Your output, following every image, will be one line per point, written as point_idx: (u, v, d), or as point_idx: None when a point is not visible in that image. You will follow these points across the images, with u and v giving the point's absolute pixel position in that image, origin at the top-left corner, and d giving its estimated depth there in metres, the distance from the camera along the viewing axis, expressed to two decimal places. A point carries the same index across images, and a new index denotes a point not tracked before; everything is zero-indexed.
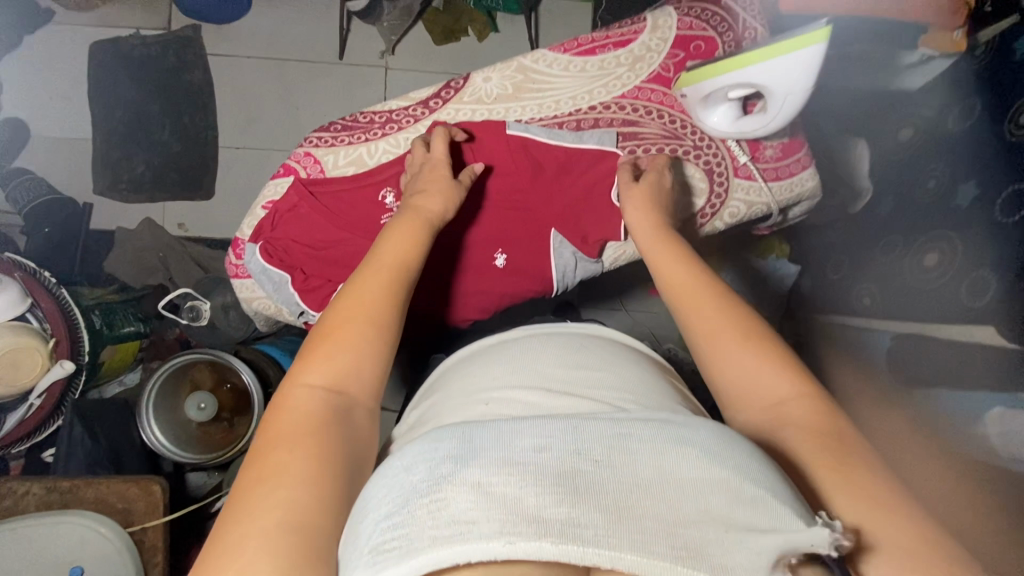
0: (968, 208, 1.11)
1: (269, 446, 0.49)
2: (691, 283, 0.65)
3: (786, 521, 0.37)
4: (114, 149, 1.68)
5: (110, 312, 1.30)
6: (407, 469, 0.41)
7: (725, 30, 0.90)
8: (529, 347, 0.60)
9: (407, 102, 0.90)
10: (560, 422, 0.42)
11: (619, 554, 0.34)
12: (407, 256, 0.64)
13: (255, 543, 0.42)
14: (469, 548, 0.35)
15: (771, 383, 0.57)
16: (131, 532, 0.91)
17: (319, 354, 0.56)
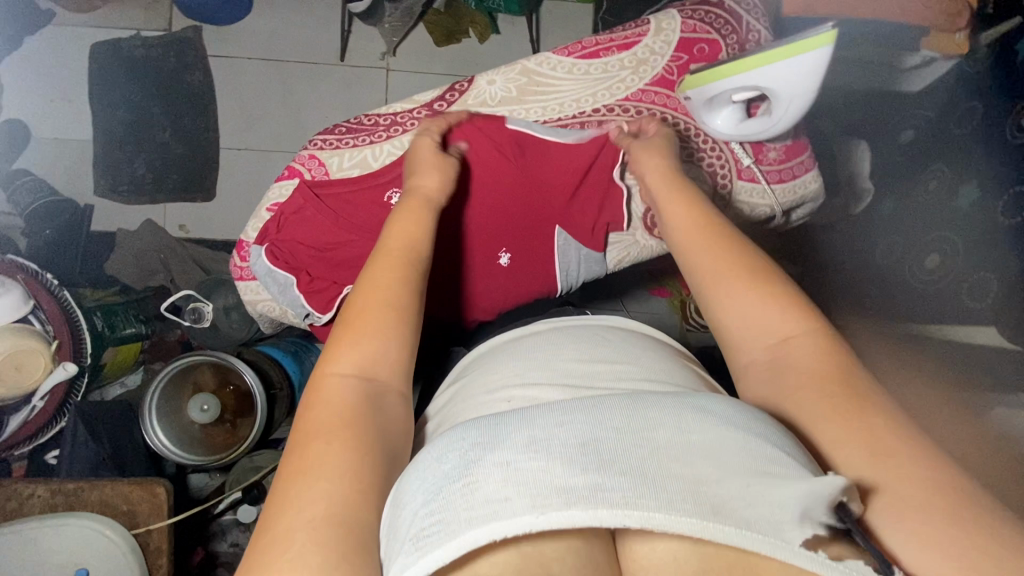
0: (969, 210, 1.17)
1: (302, 439, 0.48)
2: (700, 232, 0.64)
3: (796, 470, 0.38)
4: (115, 150, 1.68)
5: (111, 314, 1.31)
6: (437, 458, 0.40)
7: (729, 33, 0.91)
8: (547, 343, 0.61)
9: (411, 105, 0.89)
10: (577, 402, 0.41)
11: (648, 513, 0.34)
12: (414, 241, 0.65)
13: (301, 535, 0.41)
14: (506, 525, 0.34)
15: (775, 322, 0.55)
16: (136, 534, 0.91)
17: (344, 344, 0.55)
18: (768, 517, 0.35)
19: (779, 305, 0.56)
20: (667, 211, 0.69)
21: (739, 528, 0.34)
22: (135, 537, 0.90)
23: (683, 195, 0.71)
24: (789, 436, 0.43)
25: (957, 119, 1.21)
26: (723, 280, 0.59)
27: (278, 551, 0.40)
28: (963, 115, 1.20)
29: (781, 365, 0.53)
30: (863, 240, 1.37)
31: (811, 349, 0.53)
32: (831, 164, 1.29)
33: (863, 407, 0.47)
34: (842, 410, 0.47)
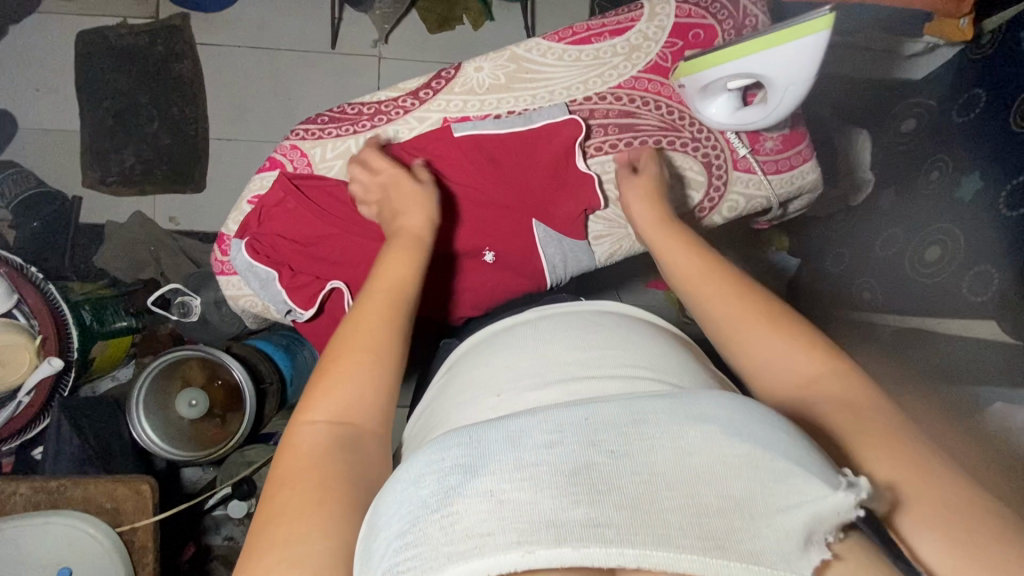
0: (969, 201, 1.12)
1: (276, 484, 0.49)
2: (709, 269, 0.67)
3: (815, 491, 0.35)
4: (103, 140, 1.65)
5: (99, 308, 1.27)
6: (415, 482, 0.39)
7: (725, 18, 0.87)
8: (540, 335, 0.58)
9: (396, 93, 0.87)
10: (572, 414, 0.39)
11: (644, 551, 0.32)
12: (402, 279, 0.63)
13: None
14: (490, 562, 0.33)
15: (794, 359, 0.58)
16: (120, 531, 0.89)
17: (321, 387, 0.55)
18: (778, 549, 0.33)
19: (798, 341, 0.59)
20: (666, 254, 0.71)
21: (743, 563, 0.32)
22: (119, 535, 0.89)
23: (678, 239, 0.72)
24: (798, 442, 0.40)
25: (960, 107, 1.19)
26: (742, 323, 0.61)
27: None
28: (967, 102, 1.18)
29: (804, 397, 0.56)
30: (863, 231, 1.35)
31: (838, 376, 0.56)
32: (831, 153, 1.26)
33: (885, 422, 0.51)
34: (871, 431, 0.50)
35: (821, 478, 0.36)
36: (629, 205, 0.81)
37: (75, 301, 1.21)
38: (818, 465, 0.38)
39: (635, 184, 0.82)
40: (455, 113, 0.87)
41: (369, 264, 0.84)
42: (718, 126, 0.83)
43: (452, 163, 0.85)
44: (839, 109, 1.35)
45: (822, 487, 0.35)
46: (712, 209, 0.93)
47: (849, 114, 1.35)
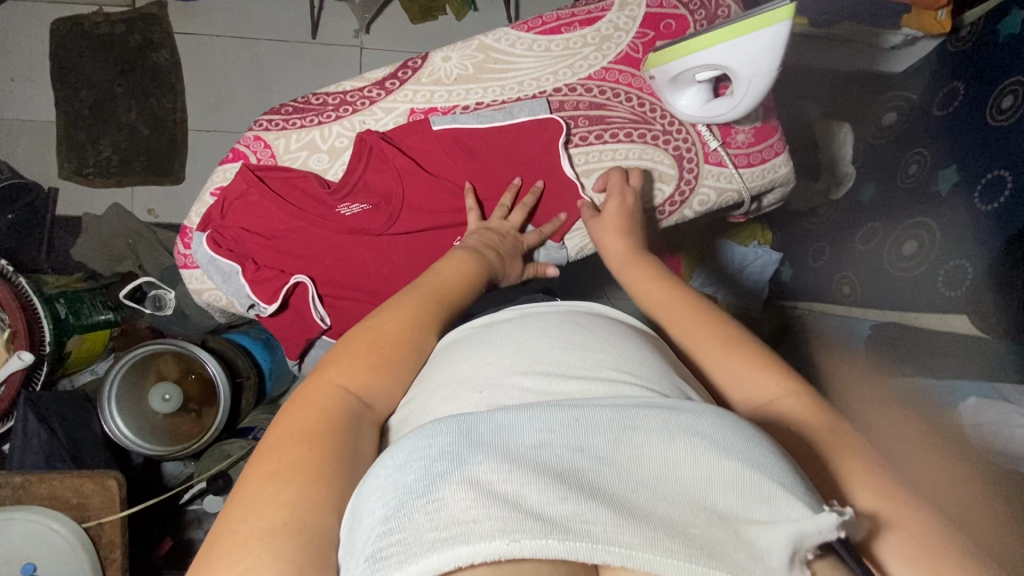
0: (948, 194, 1.13)
1: (283, 439, 0.45)
2: (671, 291, 0.62)
3: (799, 511, 0.33)
4: (80, 131, 1.62)
5: (76, 301, 1.25)
6: (400, 468, 0.37)
7: (697, 8, 0.86)
8: (524, 330, 0.54)
9: (362, 82, 0.87)
10: (563, 412, 0.38)
11: (631, 553, 0.30)
12: (449, 285, 0.62)
13: (256, 547, 0.37)
14: (474, 550, 0.31)
15: (758, 383, 0.53)
16: (86, 527, 0.88)
17: (348, 356, 0.51)
18: (763, 567, 0.31)
19: (771, 368, 0.53)
20: (632, 278, 0.66)
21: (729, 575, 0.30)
22: (85, 531, 0.88)
23: (647, 264, 0.67)
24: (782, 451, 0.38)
25: (938, 101, 1.20)
26: (714, 348, 0.56)
27: (238, 558, 0.37)
28: (945, 96, 1.18)
29: (775, 429, 0.50)
30: (844, 226, 1.34)
31: (810, 404, 0.51)
32: (811, 148, 1.25)
33: (861, 457, 0.47)
34: (846, 462, 0.46)
35: (800, 502, 0.34)
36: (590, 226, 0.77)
37: (48, 294, 1.19)
38: (800, 488, 0.35)
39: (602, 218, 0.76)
40: (422, 104, 0.87)
41: (335, 256, 0.83)
42: (688, 118, 0.83)
43: (430, 154, 0.84)
44: (822, 102, 1.34)
45: (805, 511, 0.33)
46: (682, 203, 0.90)
47: (831, 108, 1.34)
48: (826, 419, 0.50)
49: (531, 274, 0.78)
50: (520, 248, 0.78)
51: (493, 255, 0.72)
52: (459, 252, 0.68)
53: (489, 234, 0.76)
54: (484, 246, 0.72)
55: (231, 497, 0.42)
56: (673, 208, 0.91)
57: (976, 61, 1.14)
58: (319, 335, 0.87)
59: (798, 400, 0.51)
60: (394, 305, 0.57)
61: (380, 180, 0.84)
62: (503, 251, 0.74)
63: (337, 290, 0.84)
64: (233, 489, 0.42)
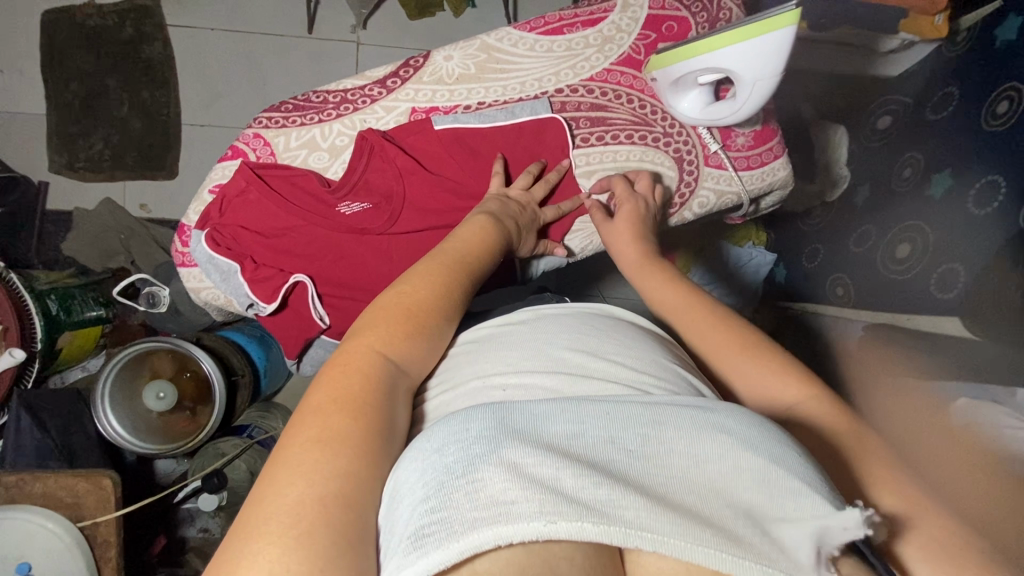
0: (942, 197, 1.15)
1: (326, 402, 0.43)
2: (689, 296, 0.62)
3: (820, 506, 0.33)
4: (70, 124, 1.59)
5: (67, 298, 1.23)
6: (438, 450, 0.37)
7: (699, 10, 0.86)
8: (541, 331, 0.54)
9: (363, 81, 0.86)
10: (592, 407, 0.39)
11: (662, 537, 0.31)
12: (480, 263, 0.62)
13: (312, 514, 0.35)
14: (513, 529, 0.31)
15: (778, 384, 0.52)
16: (81, 526, 0.88)
17: (387, 324, 0.50)
18: (789, 563, 0.31)
19: (784, 367, 0.53)
20: (648, 283, 0.66)
21: (756, 566, 0.30)
22: (80, 530, 0.88)
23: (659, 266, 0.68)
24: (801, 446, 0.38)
25: (933, 105, 1.21)
26: (724, 352, 0.56)
27: (288, 524, 0.35)
28: (939, 101, 1.20)
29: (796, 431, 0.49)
30: (838, 227, 1.36)
31: (826, 403, 0.51)
32: (808, 151, 1.26)
33: (878, 455, 0.46)
34: (873, 469, 0.45)
35: (823, 496, 0.33)
36: (603, 231, 0.77)
37: (40, 290, 1.17)
38: (820, 483, 0.35)
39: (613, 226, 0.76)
40: (424, 103, 0.86)
41: (334, 256, 0.83)
42: (688, 121, 0.83)
43: (432, 154, 0.84)
44: (818, 105, 1.35)
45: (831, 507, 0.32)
46: (682, 205, 0.91)
47: (827, 111, 1.35)
48: (841, 419, 0.49)
49: (541, 250, 0.80)
50: (537, 221, 0.79)
51: (511, 223, 0.72)
52: (479, 216, 0.69)
53: (510, 203, 0.76)
54: (505, 216, 0.72)
55: (274, 460, 0.39)
56: (673, 210, 0.91)
57: (971, 67, 1.15)
58: (318, 334, 0.86)
59: (817, 402, 0.51)
60: (424, 275, 0.56)
61: (380, 179, 0.84)
62: (521, 222, 0.75)
63: (337, 289, 0.83)
64: (272, 454, 0.40)
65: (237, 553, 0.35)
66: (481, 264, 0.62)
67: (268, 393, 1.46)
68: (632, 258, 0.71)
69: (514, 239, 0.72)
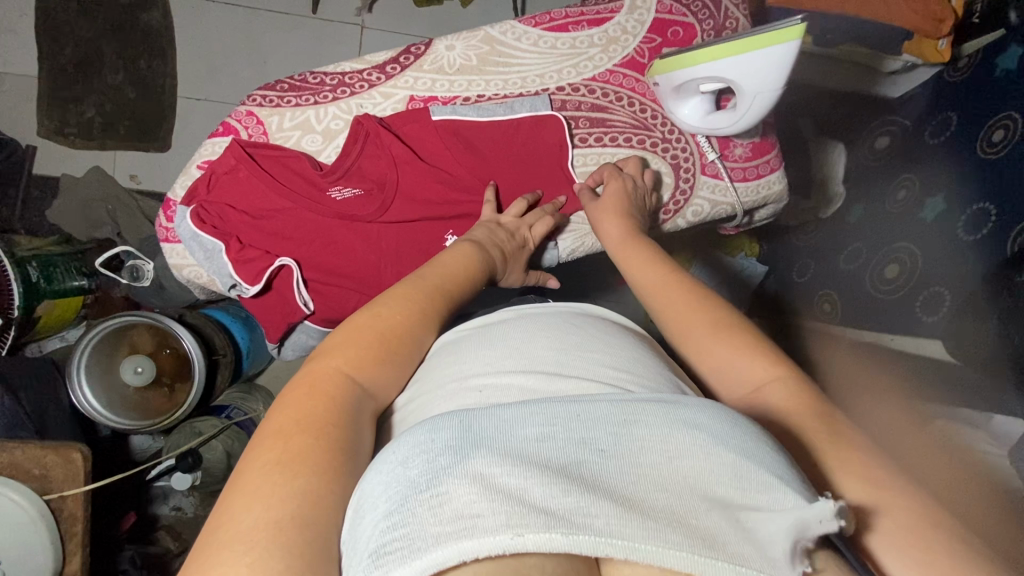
0: (934, 221, 1.16)
1: (286, 424, 0.42)
2: (665, 280, 0.62)
3: (791, 500, 0.33)
4: (62, 88, 1.56)
5: (50, 265, 1.22)
6: (403, 461, 0.36)
7: (706, 17, 0.85)
8: (518, 331, 0.53)
9: (362, 64, 0.85)
10: (563, 407, 0.38)
11: (634, 545, 0.30)
12: (454, 276, 0.61)
13: (264, 537, 0.35)
14: (477, 544, 0.30)
15: (749, 367, 0.52)
16: (48, 499, 0.86)
17: (352, 346, 0.50)
18: (767, 560, 0.31)
19: (759, 351, 0.53)
20: (631, 265, 0.66)
21: (731, 566, 0.30)
22: (46, 503, 0.86)
23: (644, 249, 0.67)
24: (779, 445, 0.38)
25: (931, 129, 1.22)
26: (698, 336, 0.56)
27: (243, 548, 0.35)
28: (937, 125, 1.20)
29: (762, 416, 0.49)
30: (830, 243, 1.36)
31: (799, 385, 0.50)
32: (806, 166, 1.26)
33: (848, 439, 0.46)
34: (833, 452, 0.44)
35: (797, 492, 0.33)
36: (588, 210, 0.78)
37: (21, 256, 1.16)
38: (796, 478, 0.35)
39: (601, 203, 0.76)
40: (423, 92, 0.85)
41: (322, 241, 0.81)
42: (691, 129, 0.83)
43: (428, 145, 0.83)
44: (818, 120, 1.35)
45: (801, 501, 0.33)
46: (676, 212, 0.90)
47: (827, 127, 1.36)
48: (814, 404, 0.49)
49: (530, 281, 0.78)
50: (526, 248, 0.77)
51: (497, 253, 0.71)
52: (462, 245, 0.68)
53: (501, 231, 0.75)
54: (492, 244, 0.71)
55: (231, 482, 0.39)
56: (667, 216, 0.90)
57: (972, 93, 1.15)
58: (300, 320, 0.84)
59: (788, 386, 0.50)
60: (402, 297, 0.56)
61: (374, 166, 0.82)
62: (509, 250, 0.74)
63: (323, 275, 0.82)
64: (228, 479, 0.40)
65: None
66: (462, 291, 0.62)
67: (250, 373, 1.46)
68: (619, 242, 0.70)
69: (500, 270, 0.71)
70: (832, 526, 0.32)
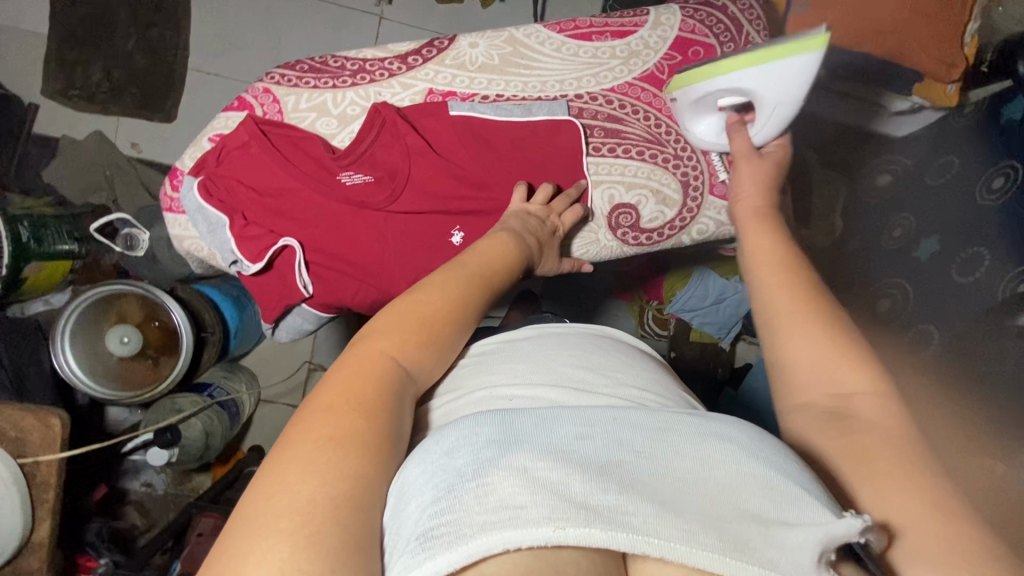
0: (928, 261, 1.18)
1: (335, 402, 0.41)
2: (782, 260, 0.58)
3: (822, 515, 0.34)
4: (71, 50, 1.54)
5: (41, 226, 1.19)
6: (448, 452, 0.38)
7: (727, 39, 0.87)
8: (543, 348, 0.56)
9: (384, 53, 0.85)
10: (603, 411, 0.40)
11: (670, 545, 0.32)
12: (490, 269, 0.60)
13: (319, 512, 0.34)
14: (521, 534, 0.32)
15: (838, 371, 0.49)
16: (22, 464, 0.84)
17: (397, 327, 0.49)
18: (795, 568, 0.32)
19: (855, 362, 0.49)
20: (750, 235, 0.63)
21: (763, 571, 0.32)
22: (20, 467, 0.84)
23: (768, 232, 0.62)
24: (798, 464, 0.39)
25: (933, 171, 1.24)
26: (795, 328, 0.52)
27: (299, 522, 0.34)
28: (939, 168, 1.23)
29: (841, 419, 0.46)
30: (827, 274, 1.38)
31: (888, 413, 0.45)
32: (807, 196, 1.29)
33: (925, 471, 0.41)
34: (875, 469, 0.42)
35: (823, 503, 0.35)
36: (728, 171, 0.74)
37: (13, 214, 1.14)
38: (820, 492, 0.37)
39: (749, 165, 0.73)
40: (442, 86, 0.85)
41: (329, 225, 0.81)
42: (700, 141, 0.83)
43: (443, 138, 0.83)
44: (824, 152, 1.37)
45: (834, 516, 0.34)
46: (681, 228, 0.91)
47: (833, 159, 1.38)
48: (900, 429, 0.44)
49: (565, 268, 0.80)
50: (556, 235, 0.79)
51: (533, 241, 0.72)
52: (501, 233, 0.68)
53: (531, 221, 0.75)
54: (526, 232, 0.72)
55: (276, 455, 0.38)
56: (671, 232, 0.91)
57: (975, 139, 1.17)
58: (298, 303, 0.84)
59: (875, 399, 0.46)
60: (441, 284, 0.54)
61: (387, 155, 0.82)
62: (542, 238, 0.75)
63: (326, 260, 0.81)
64: (271, 452, 0.39)
65: (244, 549, 0.33)
66: (500, 280, 0.61)
67: (237, 354, 1.45)
68: (749, 213, 0.66)
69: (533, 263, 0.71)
70: (853, 539, 0.34)
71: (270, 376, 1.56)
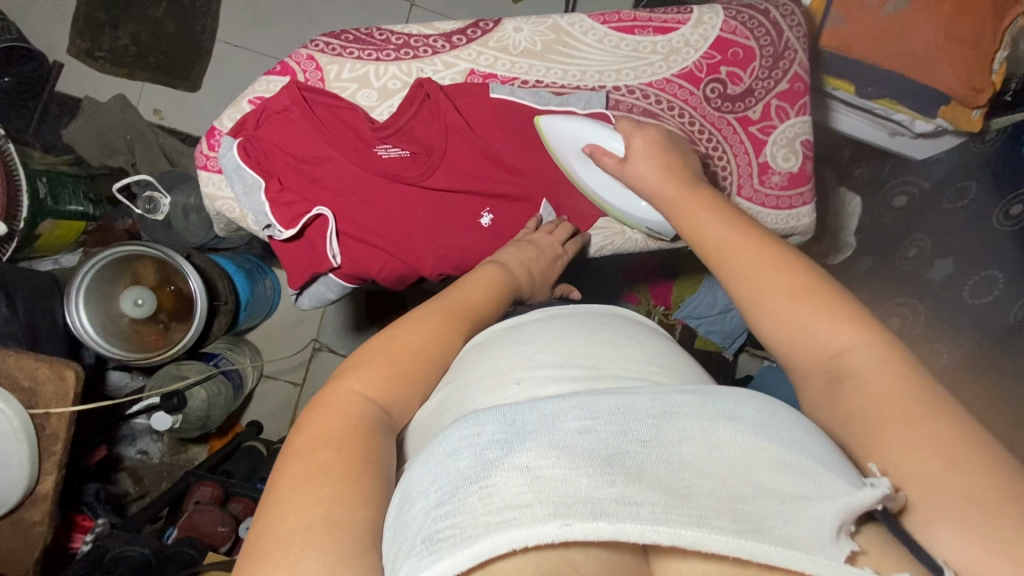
0: (941, 282, 1.20)
1: (310, 441, 0.43)
2: (732, 233, 0.53)
3: (838, 487, 0.35)
4: (101, 12, 1.54)
5: (59, 184, 1.20)
6: (450, 454, 0.37)
7: (767, 42, 0.88)
8: (549, 330, 0.57)
9: (429, 30, 0.86)
10: (605, 402, 0.39)
11: (678, 531, 0.32)
12: (467, 301, 0.60)
13: (301, 541, 0.36)
14: (528, 533, 0.31)
15: (826, 333, 0.46)
16: (33, 414, 0.84)
17: (368, 363, 0.50)
18: (809, 541, 0.33)
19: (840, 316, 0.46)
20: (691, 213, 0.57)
21: (777, 547, 0.32)
22: (31, 417, 0.84)
23: (717, 207, 0.56)
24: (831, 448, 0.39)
25: (950, 195, 1.25)
26: (780, 304, 0.48)
27: (284, 554, 0.36)
28: (956, 192, 1.24)
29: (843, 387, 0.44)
30: None
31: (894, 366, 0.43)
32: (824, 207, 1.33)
33: (949, 416, 0.40)
34: (898, 438, 0.40)
35: (841, 477, 0.36)
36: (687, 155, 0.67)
37: (32, 169, 1.14)
38: (839, 464, 0.38)
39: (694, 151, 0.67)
40: (483, 67, 0.86)
41: (360, 197, 0.81)
42: (620, 211, 0.82)
43: (480, 117, 0.83)
44: None
45: (848, 485, 0.36)
46: None
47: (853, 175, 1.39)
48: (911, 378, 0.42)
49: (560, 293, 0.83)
50: (558, 262, 0.78)
51: (523, 274, 0.71)
52: (490, 266, 0.68)
53: (537, 254, 0.75)
54: (518, 263, 0.71)
55: (266, 499, 0.41)
56: None
57: (994, 166, 1.18)
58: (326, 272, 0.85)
59: (872, 351, 0.44)
60: (417, 325, 0.54)
61: (424, 131, 0.83)
62: (538, 270, 0.74)
63: (355, 230, 0.82)
64: (263, 493, 0.41)
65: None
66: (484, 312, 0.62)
67: (243, 327, 1.46)
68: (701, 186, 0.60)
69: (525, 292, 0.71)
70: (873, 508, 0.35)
71: (273, 352, 1.54)
